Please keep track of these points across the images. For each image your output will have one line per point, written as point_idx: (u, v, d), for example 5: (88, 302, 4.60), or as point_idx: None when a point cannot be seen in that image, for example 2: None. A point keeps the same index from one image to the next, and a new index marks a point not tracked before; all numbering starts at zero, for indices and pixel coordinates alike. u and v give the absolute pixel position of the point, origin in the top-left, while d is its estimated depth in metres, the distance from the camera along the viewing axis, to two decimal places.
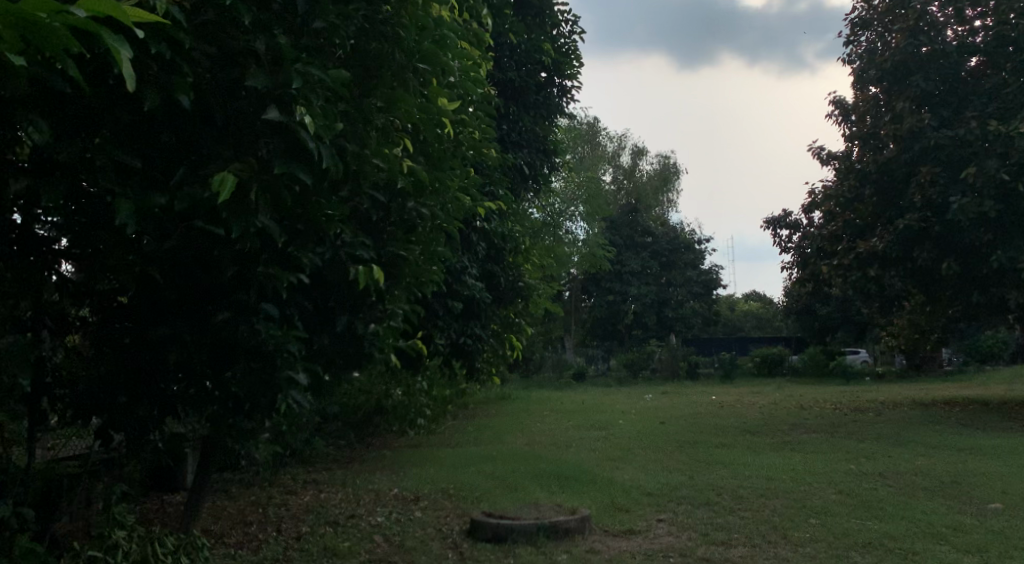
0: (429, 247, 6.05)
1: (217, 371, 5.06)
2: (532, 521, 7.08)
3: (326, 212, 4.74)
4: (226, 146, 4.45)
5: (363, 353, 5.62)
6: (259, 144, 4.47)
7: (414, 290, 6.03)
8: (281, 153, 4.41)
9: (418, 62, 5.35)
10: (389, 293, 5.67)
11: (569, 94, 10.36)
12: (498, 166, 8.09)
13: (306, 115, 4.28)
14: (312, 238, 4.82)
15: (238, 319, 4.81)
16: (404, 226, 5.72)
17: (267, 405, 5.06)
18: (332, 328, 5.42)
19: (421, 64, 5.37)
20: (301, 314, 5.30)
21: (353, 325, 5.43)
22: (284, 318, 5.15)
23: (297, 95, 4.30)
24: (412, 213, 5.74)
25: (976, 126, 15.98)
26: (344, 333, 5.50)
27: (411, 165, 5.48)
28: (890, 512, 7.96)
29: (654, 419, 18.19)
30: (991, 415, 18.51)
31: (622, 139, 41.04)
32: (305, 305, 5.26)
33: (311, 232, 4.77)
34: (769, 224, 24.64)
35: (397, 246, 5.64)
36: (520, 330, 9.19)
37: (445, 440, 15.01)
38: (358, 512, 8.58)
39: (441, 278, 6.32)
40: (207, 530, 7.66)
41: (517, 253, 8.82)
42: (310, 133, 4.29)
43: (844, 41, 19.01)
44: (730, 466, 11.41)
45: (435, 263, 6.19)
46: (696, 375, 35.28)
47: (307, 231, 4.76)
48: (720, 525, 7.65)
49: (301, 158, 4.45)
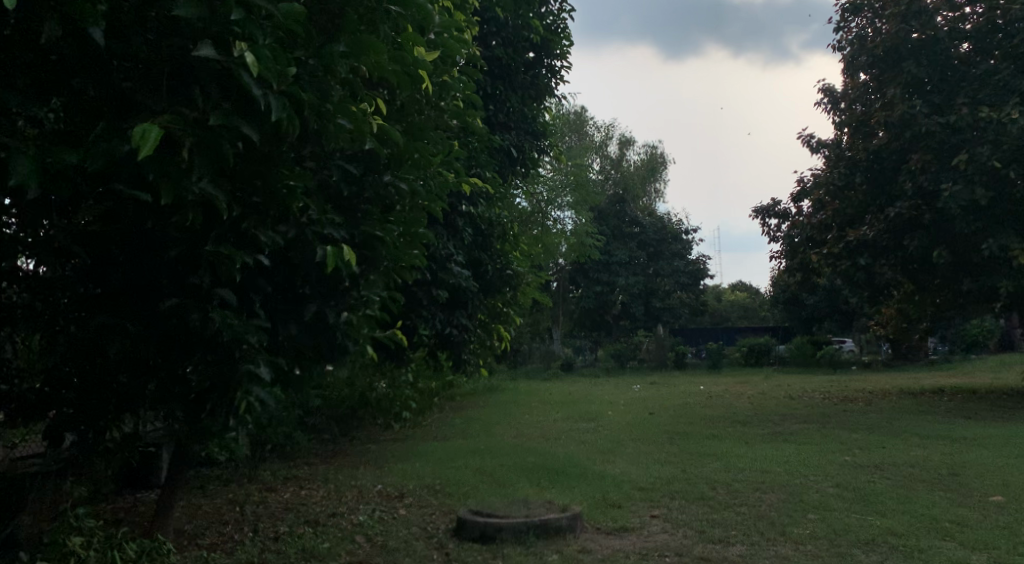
0: (410, 224, 5.68)
1: (169, 363, 4.72)
2: (521, 519, 6.78)
3: (287, 182, 4.46)
4: (161, 97, 4.08)
5: (336, 343, 5.24)
6: (198, 90, 4.07)
7: (395, 272, 5.66)
8: (224, 105, 4.07)
9: (390, 6, 4.96)
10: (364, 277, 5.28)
11: (558, 73, 10.00)
12: (485, 147, 7.72)
13: (245, 52, 3.92)
14: (271, 210, 4.50)
15: (189, 306, 4.43)
16: (381, 197, 5.36)
17: (224, 398, 4.72)
18: (299, 316, 5.03)
19: (393, 7, 5.00)
20: (264, 301, 4.93)
21: (323, 312, 5.04)
22: (244, 307, 4.77)
23: (237, 28, 3.95)
24: (390, 184, 5.37)
25: (968, 113, 15.73)
26: (314, 323, 5.11)
27: (381, 123, 5.12)
28: (889, 507, 7.70)
29: (645, 410, 17.93)
30: (983, 404, 18.35)
31: (609, 128, 40.68)
32: (268, 289, 4.89)
33: (270, 204, 4.47)
34: (758, 213, 24.37)
35: (371, 224, 5.26)
36: (508, 320, 8.90)
37: (431, 433, 14.67)
38: (339, 510, 8.26)
39: (423, 262, 5.93)
40: (179, 531, 7.34)
41: (505, 239, 8.46)
42: (251, 75, 3.92)
43: (835, 27, 18.72)
44: (723, 459, 11.13)
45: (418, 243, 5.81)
46: (684, 365, 35.07)
47: (264, 201, 4.44)
48: (716, 522, 7.37)
49: (248, 112, 4.13)
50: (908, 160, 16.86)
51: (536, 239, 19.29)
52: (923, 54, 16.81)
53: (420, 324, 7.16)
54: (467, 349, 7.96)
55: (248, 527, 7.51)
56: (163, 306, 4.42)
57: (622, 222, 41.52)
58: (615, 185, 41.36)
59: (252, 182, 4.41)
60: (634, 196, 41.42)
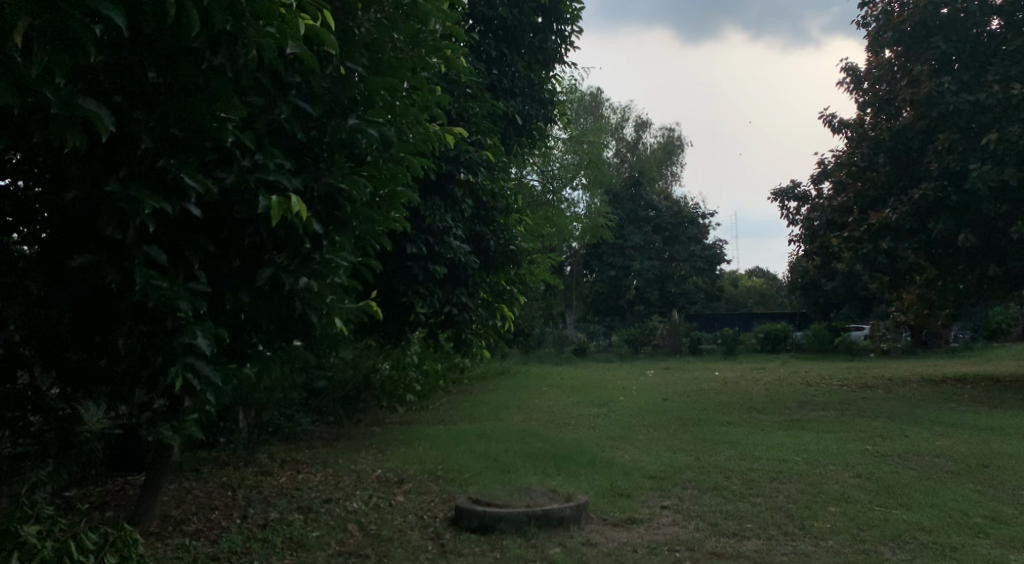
0: (384, 183, 5.18)
1: (104, 333, 4.30)
2: (522, 509, 6.38)
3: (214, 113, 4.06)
4: None
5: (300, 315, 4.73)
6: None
7: (369, 238, 5.17)
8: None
9: None
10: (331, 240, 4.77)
11: (568, 39, 9.52)
12: (486, 113, 7.23)
13: None
14: (196, 146, 4.14)
15: (103, 262, 3.99)
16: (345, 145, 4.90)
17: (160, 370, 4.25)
18: (252, 282, 4.54)
19: None
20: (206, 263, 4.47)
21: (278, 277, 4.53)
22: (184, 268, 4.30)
23: None
24: (354, 129, 4.88)
25: (999, 91, 15.09)
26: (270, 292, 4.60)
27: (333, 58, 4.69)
28: (916, 500, 7.26)
29: (657, 395, 17.51)
30: (1006, 392, 17.81)
31: (626, 110, 40.00)
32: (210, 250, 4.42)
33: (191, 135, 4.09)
34: (776, 195, 23.76)
35: (338, 178, 4.79)
36: (512, 299, 8.46)
37: (437, 417, 14.28)
38: (335, 496, 7.89)
39: (403, 227, 5.42)
40: (164, 517, 6.99)
41: (509, 213, 8.02)
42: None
43: (860, 4, 18.13)
44: (738, 447, 10.70)
45: (394, 208, 5.39)
46: (699, 351, 34.54)
47: (186, 136, 4.10)
48: (731, 514, 6.95)
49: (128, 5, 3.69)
50: (934, 140, 16.25)
51: (548, 220, 18.82)
52: (952, 30, 16.20)
53: (416, 303, 6.76)
54: (467, 328, 7.54)
55: (237, 513, 7.15)
56: (76, 264, 3.99)
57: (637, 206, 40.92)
58: (631, 168, 40.71)
59: (183, 118, 4.09)
60: (650, 179, 40.77)
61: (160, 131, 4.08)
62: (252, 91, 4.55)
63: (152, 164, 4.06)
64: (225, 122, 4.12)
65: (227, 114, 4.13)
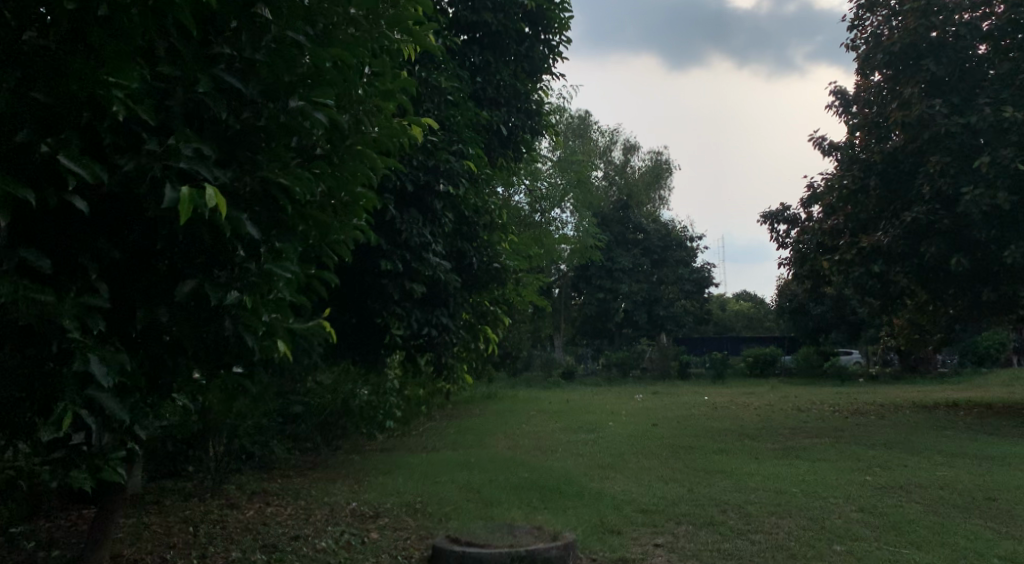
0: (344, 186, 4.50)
1: None
2: (503, 549, 5.88)
3: (91, 79, 3.44)
4: None
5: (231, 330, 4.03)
6: None
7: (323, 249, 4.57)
8: None
9: None
10: (268, 242, 4.06)
11: (555, 49, 9.12)
12: (467, 120, 6.71)
13: None
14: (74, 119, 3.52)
15: None
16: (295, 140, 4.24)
17: (50, 395, 3.64)
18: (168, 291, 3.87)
19: None
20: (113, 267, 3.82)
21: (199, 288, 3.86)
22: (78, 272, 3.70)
23: None
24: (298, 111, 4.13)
25: (990, 114, 14.77)
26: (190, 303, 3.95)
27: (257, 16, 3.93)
28: (925, 538, 6.80)
29: (646, 421, 17.04)
30: (1003, 419, 17.44)
31: (615, 133, 39.75)
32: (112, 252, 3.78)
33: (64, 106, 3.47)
34: (766, 218, 23.45)
35: (275, 168, 4.01)
36: (497, 321, 7.94)
37: (420, 444, 13.75)
38: (304, 531, 7.39)
39: (361, 227, 4.66)
40: (116, 556, 6.50)
41: (494, 229, 7.56)
42: None
43: (849, 26, 17.90)
44: (732, 477, 10.21)
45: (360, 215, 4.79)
46: (687, 375, 34.08)
47: (57, 103, 3.49)
48: (727, 553, 6.47)
49: None
50: (926, 163, 15.90)
51: (535, 240, 18.41)
52: (942, 52, 15.88)
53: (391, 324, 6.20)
54: (448, 352, 7.07)
55: (196, 552, 6.64)
56: None
57: (626, 229, 40.57)
58: (619, 191, 40.41)
59: (58, 85, 3.48)
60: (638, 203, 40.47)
61: (26, 99, 3.45)
62: (167, 60, 3.87)
63: (19, 143, 3.45)
64: (113, 89, 3.43)
65: (118, 80, 3.45)
